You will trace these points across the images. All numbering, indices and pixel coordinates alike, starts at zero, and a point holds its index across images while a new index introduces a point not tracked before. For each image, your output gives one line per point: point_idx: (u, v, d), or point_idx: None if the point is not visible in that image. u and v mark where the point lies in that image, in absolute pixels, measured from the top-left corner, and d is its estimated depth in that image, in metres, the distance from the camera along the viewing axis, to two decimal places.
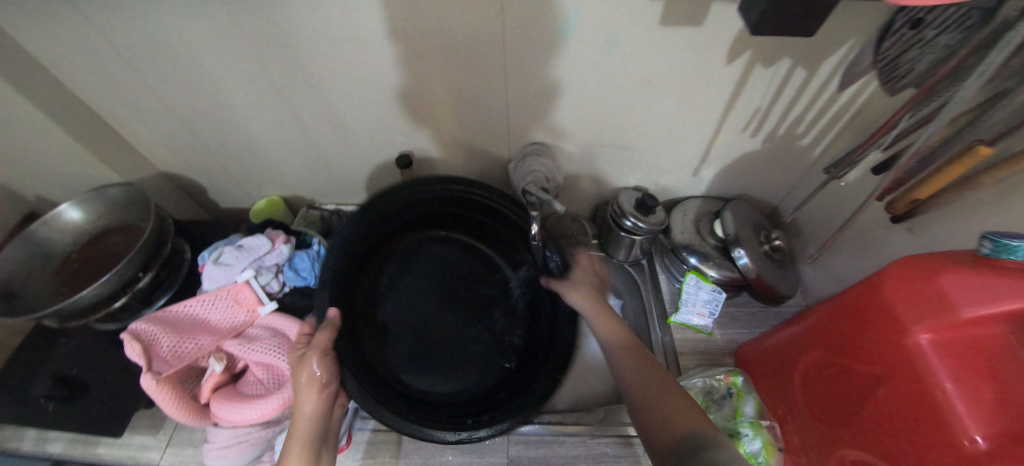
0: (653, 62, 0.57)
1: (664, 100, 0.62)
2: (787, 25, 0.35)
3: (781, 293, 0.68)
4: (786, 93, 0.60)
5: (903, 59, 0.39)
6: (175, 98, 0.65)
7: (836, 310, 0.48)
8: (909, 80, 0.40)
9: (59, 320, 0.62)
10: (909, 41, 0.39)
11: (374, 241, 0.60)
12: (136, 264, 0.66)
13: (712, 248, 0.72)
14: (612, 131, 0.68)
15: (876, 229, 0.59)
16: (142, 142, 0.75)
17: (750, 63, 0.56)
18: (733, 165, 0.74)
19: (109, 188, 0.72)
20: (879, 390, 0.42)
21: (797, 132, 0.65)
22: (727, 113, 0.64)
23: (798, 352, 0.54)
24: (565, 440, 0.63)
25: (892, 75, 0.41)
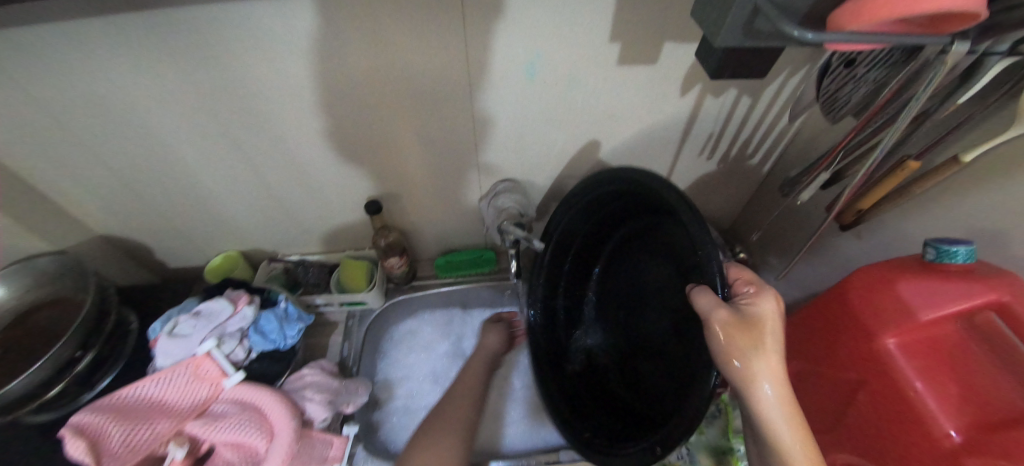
0: (615, 97, 0.59)
1: (628, 131, 0.65)
2: (740, 67, 0.38)
3: None
4: (734, 119, 0.64)
5: (842, 92, 0.44)
6: (116, 156, 0.60)
7: (809, 320, 0.51)
8: (848, 110, 0.44)
9: None
10: (843, 78, 0.44)
11: (573, 258, 0.67)
12: (74, 343, 0.58)
13: None
14: (581, 163, 0.70)
15: (828, 237, 0.64)
16: (74, 205, 0.68)
17: (702, 94, 0.60)
18: (694, 186, 0.78)
19: (36, 258, 0.65)
20: (857, 395, 0.44)
21: (748, 152, 0.70)
22: (684, 140, 0.68)
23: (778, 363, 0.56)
24: None
25: (835, 105, 0.46)
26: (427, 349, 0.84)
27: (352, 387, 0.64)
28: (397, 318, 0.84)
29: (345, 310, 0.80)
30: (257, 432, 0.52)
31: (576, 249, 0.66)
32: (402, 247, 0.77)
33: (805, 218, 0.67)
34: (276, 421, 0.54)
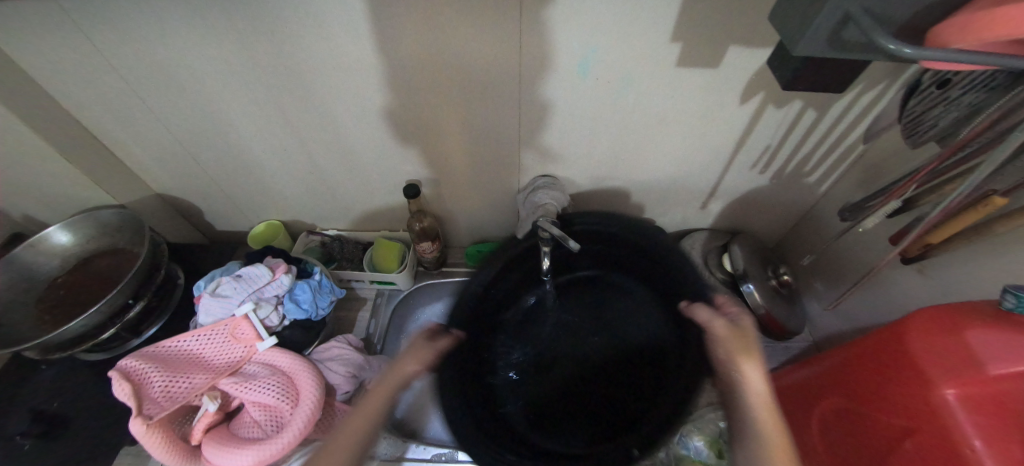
0: (667, 101, 0.57)
1: (679, 136, 0.62)
2: (821, 80, 0.35)
3: (790, 329, 0.68)
4: (795, 133, 0.60)
5: (928, 115, 0.41)
6: (179, 121, 0.64)
7: (857, 357, 0.48)
8: (930, 136, 0.41)
9: (41, 353, 0.58)
10: (934, 100, 0.40)
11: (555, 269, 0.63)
12: (127, 292, 0.63)
13: (720, 281, 0.72)
14: (624, 165, 0.68)
15: (886, 268, 0.59)
16: (138, 163, 0.72)
17: (762, 105, 0.57)
18: (740, 200, 0.74)
19: (101, 210, 0.69)
20: (904, 444, 0.41)
21: (805, 170, 0.66)
22: (736, 152, 0.64)
23: (815, 397, 0.53)
24: None
25: (917, 128, 0.42)
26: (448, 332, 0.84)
27: (375, 363, 0.66)
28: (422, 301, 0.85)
29: (375, 289, 0.82)
30: (284, 395, 0.54)
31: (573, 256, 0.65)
32: (435, 233, 0.78)
33: (861, 246, 0.63)
34: (302, 387, 0.55)
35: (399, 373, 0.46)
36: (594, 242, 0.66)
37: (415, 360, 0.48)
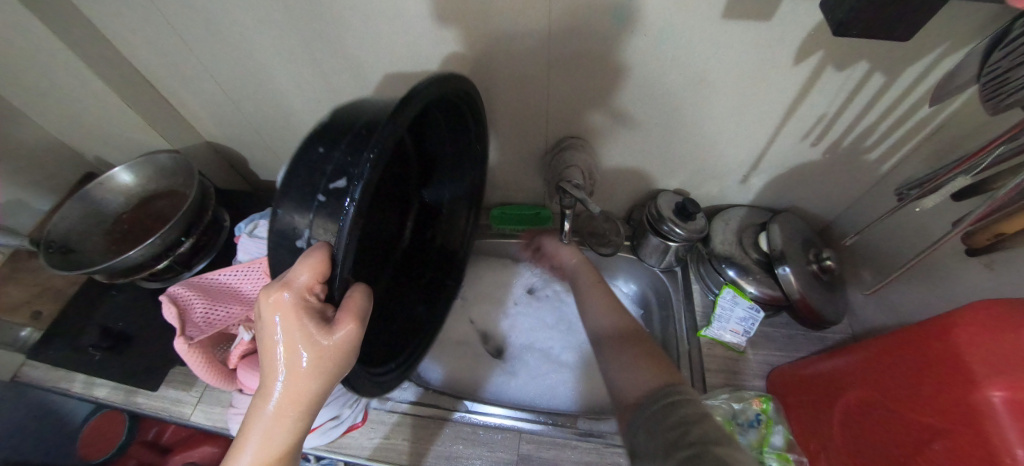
0: (709, 56, 0.52)
1: (719, 99, 0.57)
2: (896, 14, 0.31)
3: (827, 318, 0.63)
4: (857, 100, 0.54)
5: (1015, 74, 0.34)
6: (222, 72, 0.67)
7: (899, 349, 0.43)
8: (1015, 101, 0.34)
9: (108, 277, 0.66)
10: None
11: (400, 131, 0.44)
12: (178, 229, 0.69)
13: (754, 262, 0.68)
14: (657, 130, 0.64)
15: (948, 258, 0.53)
16: (190, 112, 0.77)
17: (822, 65, 0.50)
18: (786, 175, 0.68)
19: (158, 154, 0.75)
20: (933, 443, 0.37)
21: (865, 144, 0.59)
22: (785, 120, 0.58)
23: (844, 387, 0.49)
24: (577, 444, 0.61)
25: (1000, 90, 0.35)
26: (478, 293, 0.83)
27: None
28: None
29: None
30: None
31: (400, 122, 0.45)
32: None
33: (919, 231, 0.56)
34: None
35: (304, 374, 0.36)
36: (444, 116, 0.52)
37: (324, 344, 0.34)
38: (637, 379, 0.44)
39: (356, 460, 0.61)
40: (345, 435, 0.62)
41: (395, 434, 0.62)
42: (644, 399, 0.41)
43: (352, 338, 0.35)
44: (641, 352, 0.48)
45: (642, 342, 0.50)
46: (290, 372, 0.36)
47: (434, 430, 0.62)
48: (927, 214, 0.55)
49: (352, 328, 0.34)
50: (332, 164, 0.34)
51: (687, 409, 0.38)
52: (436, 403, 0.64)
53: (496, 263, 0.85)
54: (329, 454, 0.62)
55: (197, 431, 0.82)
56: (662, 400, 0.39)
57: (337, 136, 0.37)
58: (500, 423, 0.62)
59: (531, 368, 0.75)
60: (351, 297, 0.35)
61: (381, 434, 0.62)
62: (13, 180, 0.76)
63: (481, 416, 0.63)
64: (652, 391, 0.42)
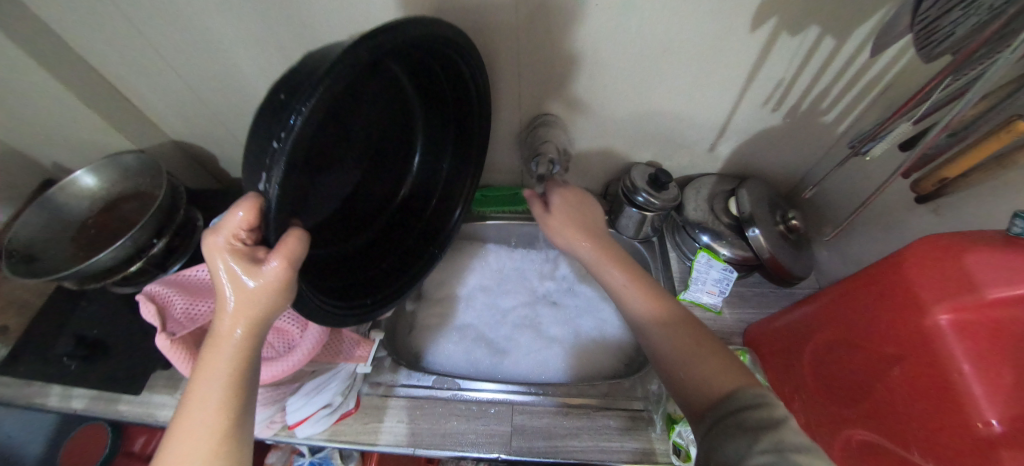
0: (671, 28, 0.54)
1: (685, 69, 0.59)
2: None
3: (796, 274, 0.67)
4: (811, 64, 0.57)
5: (943, 21, 0.36)
6: (183, 66, 0.65)
7: (856, 289, 0.46)
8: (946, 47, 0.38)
9: (78, 283, 0.64)
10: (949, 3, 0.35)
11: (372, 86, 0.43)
12: (149, 231, 0.67)
13: (726, 226, 0.71)
14: (627, 104, 0.66)
15: (899, 207, 0.57)
16: (152, 110, 0.75)
17: (776, 31, 0.53)
18: (751, 141, 0.71)
19: (122, 155, 0.72)
20: (891, 370, 0.41)
21: (822, 107, 0.62)
22: (746, 87, 0.61)
23: (810, 331, 0.53)
24: (569, 411, 0.63)
25: (930, 39, 0.38)
26: (464, 276, 0.84)
27: None
28: None
29: None
30: (295, 321, 0.57)
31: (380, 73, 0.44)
32: None
33: (871, 183, 0.60)
34: None
35: (237, 317, 0.34)
36: (436, 60, 0.48)
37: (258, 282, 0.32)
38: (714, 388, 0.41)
39: (352, 445, 0.61)
40: (339, 423, 0.62)
41: (389, 417, 0.63)
42: (721, 402, 0.39)
43: (282, 281, 0.32)
44: (689, 349, 0.46)
45: (694, 336, 0.47)
46: (220, 319, 0.34)
47: (429, 409, 0.63)
48: (879, 168, 0.59)
49: (282, 269, 0.32)
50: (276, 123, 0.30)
51: (763, 413, 0.35)
52: (428, 383, 0.65)
53: (480, 246, 0.86)
54: (323, 443, 0.61)
55: None
56: (737, 407, 0.37)
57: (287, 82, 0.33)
58: (492, 397, 0.64)
59: (527, 346, 0.76)
60: (288, 236, 0.32)
61: (375, 419, 0.62)
62: None
63: (472, 393, 0.64)
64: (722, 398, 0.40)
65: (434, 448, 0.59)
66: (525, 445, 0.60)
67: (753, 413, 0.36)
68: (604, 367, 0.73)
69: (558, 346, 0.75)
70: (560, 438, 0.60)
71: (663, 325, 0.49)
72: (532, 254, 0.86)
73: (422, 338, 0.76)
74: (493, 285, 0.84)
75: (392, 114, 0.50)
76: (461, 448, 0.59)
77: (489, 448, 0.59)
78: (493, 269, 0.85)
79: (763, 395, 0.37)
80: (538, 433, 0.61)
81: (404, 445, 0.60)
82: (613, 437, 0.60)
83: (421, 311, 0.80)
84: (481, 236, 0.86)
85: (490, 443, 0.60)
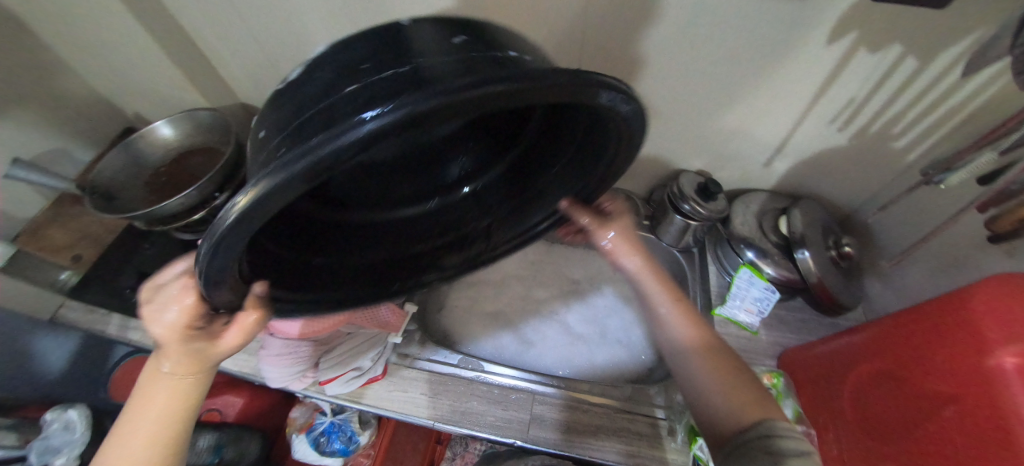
0: (742, 33, 0.52)
1: (750, 79, 0.58)
2: None
3: (843, 303, 0.64)
4: (888, 84, 0.54)
5: None
6: (262, 32, 0.69)
7: (912, 323, 0.44)
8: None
9: (147, 223, 0.70)
10: None
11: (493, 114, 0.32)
12: (214, 184, 0.72)
13: (774, 245, 0.69)
14: (684, 109, 0.65)
15: (970, 245, 0.53)
16: (228, 72, 0.80)
17: (855, 46, 0.51)
18: (811, 160, 0.68)
19: (198, 111, 0.77)
20: (944, 410, 0.38)
21: (893, 131, 0.59)
22: (814, 102, 0.59)
23: (854, 362, 0.51)
24: (589, 408, 0.63)
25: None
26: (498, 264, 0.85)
27: None
28: None
29: None
30: None
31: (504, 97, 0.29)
32: None
33: (938, 216, 0.57)
34: None
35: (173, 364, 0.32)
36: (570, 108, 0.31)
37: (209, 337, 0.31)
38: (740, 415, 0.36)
39: (374, 409, 0.63)
40: (366, 387, 0.64)
41: (412, 388, 0.64)
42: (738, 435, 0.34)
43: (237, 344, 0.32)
44: (731, 371, 0.39)
45: (731, 365, 0.39)
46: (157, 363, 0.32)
47: (452, 386, 0.65)
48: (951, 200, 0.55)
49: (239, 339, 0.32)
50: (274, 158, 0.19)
51: (786, 443, 0.31)
52: (453, 361, 0.66)
53: None
54: (348, 404, 0.64)
55: (222, 379, 0.84)
56: (755, 435, 0.33)
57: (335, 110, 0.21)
58: (514, 384, 0.65)
59: (554, 341, 0.76)
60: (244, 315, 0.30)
61: (399, 388, 0.65)
62: (57, 130, 0.79)
63: (494, 376, 0.65)
64: (744, 428, 0.34)
65: (452, 423, 0.61)
66: (541, 435, 0.60)
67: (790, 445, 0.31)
68: (626, 371, 0.72)
69: (584, 345, 0.75)
70: (577, 434, 0.60)
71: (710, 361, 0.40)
72: (569, 250, 0.87)
73: (450, 316, 0.78)
74: (527, 275, 0.84)
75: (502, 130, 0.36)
76: (479, 427, 0.61)
77: (506, 433, 0.60)
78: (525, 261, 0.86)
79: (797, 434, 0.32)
80: (556, 425, 0.61)
81: (424, 416, 0.62)
82: (631, 440, 0.60)
83: (451, 292, 0.81)
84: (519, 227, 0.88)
85: (508, 427, 0.61)
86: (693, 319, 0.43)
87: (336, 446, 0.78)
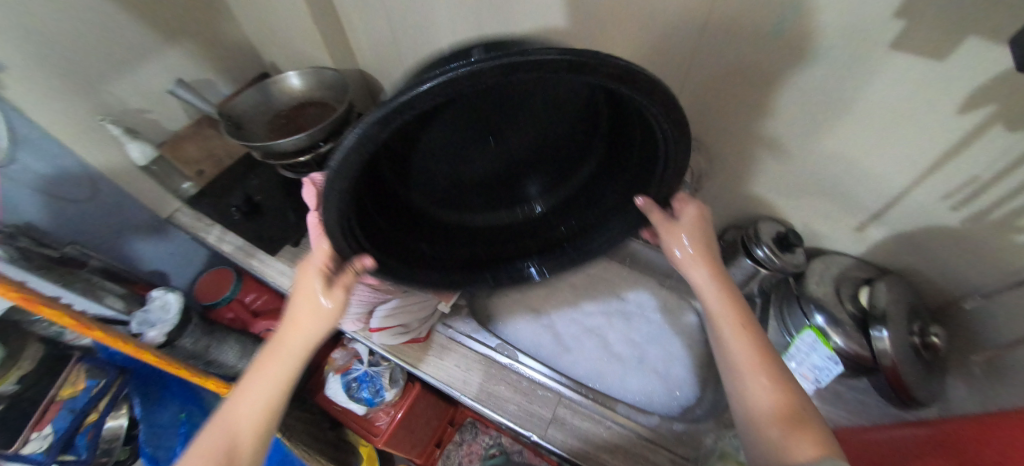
0: (863, 86, 0.51)
1: (857, 134, 0.57)
2: None
3: (918, 397, 0.58)
4: (1022, 172, 0.49)
5: None
6: (396, 10, 0.77)
7: (1006, 431, 0.40)
8: None
9: (263, 155, 0.80)
10: None
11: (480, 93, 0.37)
12: (322, 134, 0.81)
13: (848, 315, 0.64)
14: (780, 152, 0.64)
15: None
16: (358, 41, 0.90)
17: (988, 121, 0.47)
18: (910, 235, 0.63)
19: (325, 69, 0.88)
20: None
21: (1018, 223, 0.52)
22: (929, 172, 0.55)
23: (916, 451, 0.46)
24: (612, 426, 0.62)
25: None
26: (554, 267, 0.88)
27: None
28: None
29: None
30: None
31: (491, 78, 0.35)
32: None
33: None
34: None
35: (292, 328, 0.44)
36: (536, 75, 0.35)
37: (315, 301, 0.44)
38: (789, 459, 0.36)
39: (412, 368, 0.68)
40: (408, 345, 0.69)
41: (449, 358, 0.68)
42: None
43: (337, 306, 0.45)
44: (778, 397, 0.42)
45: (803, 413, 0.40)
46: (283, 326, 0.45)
47: (485, 367, 0.67)
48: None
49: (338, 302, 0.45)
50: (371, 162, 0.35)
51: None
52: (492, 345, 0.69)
53: None
54: (391, 355, 0.69)
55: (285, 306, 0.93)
56: None
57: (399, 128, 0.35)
58: (543, 381, 0.66)
59: (593, 353, 0.76)
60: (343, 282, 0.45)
61: (437, 355, 0.69)
62: (213, 65, 0.94)
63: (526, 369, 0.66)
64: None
65: (478, 401, 0.63)
66: (558, 437, 0.61)
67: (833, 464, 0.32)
68: (657, 402, 0.71)
69: (620, 364, 0.74)
70: (595, 446, 0.60)
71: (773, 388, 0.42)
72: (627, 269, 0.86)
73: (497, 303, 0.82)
74: (580, 285, 0.86)
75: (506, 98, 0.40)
76: (501, 412, 0.62)
77: (524, 425, 0.62)
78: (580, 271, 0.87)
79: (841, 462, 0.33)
80: (575, 432, 0.61)
81: (453, 387, 0.65)
82: None
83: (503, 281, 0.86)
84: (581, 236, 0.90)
85: (527, 420, 0.62)
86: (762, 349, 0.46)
87: (363, 394, 0.83)
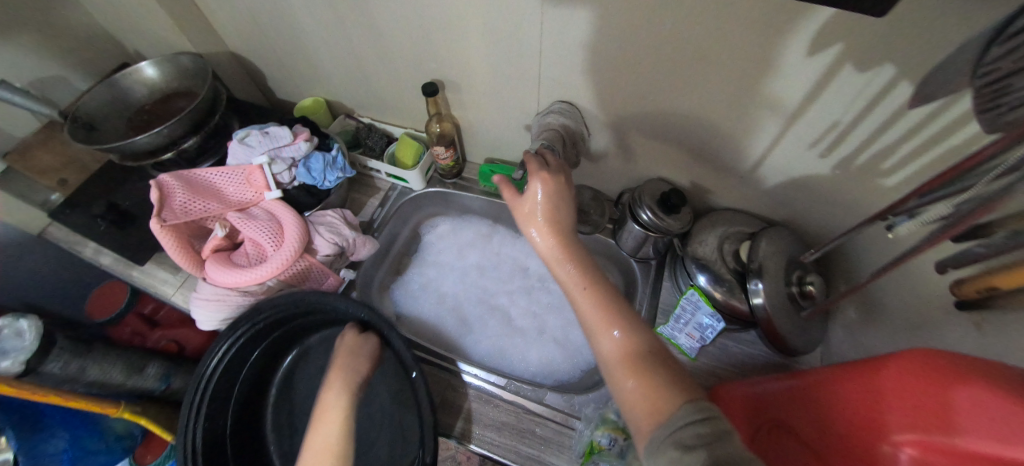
0: (712, 29, 0.47)
1: (718, 89, 0.54)
2: None
3: (791, 344, 0.59)
4: (876, 113, 0.47)
5: (1015, 80, 0.26)
6: None
7: (830, 380, 0.39)
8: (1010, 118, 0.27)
9: (120, 158, 0.73)
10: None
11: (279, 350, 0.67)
12: (184, 127, 0.74)
13: (729, 271, 0.64)
14: (654, 110, 0.61)
15: (936, 306, 0.45)
16: (214, 18, 0.80)
17: (839, 61, 0.44)
18: (787, 186, 0.62)
19: (181, 55, 0.79)
20: None
21: (879, 166, 0.51)
22: (792, 121, 0.53)
23: (772, 408, 0.46)
24: (499, 403, 0.63)
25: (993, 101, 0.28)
26: (462, 250, 0.88)
27: (358, 240, 0.70)
28: (432, 207, 0.88)
29: (390, 183, 0.84)
30: (270, 238, 0.62)
31: (268, 341, 0.64)
32: (452, 140, 0.78)
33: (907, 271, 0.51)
34: (287, 234, 0.63)
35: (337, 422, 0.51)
36: (286, 329, 0.66)
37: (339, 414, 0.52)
38: (653, 407, 0.34)
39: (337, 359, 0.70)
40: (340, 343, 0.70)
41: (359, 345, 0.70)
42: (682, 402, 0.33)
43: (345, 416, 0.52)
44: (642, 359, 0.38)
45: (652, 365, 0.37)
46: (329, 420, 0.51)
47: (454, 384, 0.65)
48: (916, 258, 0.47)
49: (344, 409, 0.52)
50: (228, 424, 0.61)
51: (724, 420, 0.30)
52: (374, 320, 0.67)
53: (485, 224, 0.89)
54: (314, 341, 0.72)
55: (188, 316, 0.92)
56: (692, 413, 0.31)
57: (240, 404, 0.63)
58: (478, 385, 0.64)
59: (501, 330, 0.79)
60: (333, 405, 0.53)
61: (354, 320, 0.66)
62: (55, 58, 0.83)
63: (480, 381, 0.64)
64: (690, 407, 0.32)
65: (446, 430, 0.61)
66: (485, 440, 0.60)
67: (689, 427, 0.30)
68: (556, 370, 0.73)
69: (520, 338, 0.77)
70: (481, 426, 0.61)
71: (647, 406, 0.34)
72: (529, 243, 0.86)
73: (406, 292, 0.83)
74: (489, 267, 0.86)
75: (319, 354, 0.70)
76: (478, 428, 0.61)
77: (481, 436, 0.60)
78: (484, 253, 0.87)
79: (712, 406, 0.32)
80: (488, 424, 0.61)
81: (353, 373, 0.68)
82: (534, 443, 0.59)
83: (412, 266, 0.86)
84: (486, 213, 0.87)
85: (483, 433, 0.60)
86: (632, 325, 0.40)
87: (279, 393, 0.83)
